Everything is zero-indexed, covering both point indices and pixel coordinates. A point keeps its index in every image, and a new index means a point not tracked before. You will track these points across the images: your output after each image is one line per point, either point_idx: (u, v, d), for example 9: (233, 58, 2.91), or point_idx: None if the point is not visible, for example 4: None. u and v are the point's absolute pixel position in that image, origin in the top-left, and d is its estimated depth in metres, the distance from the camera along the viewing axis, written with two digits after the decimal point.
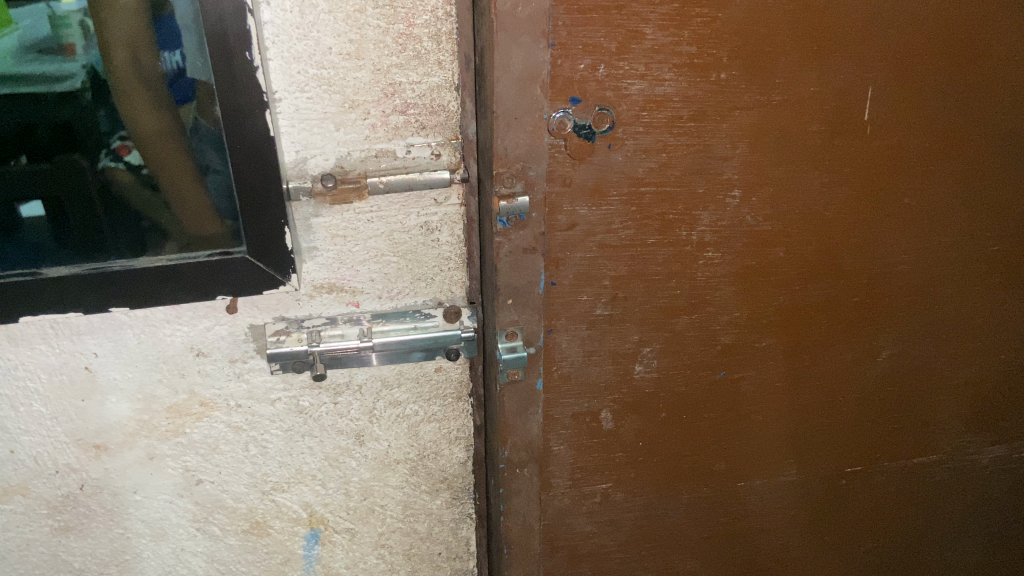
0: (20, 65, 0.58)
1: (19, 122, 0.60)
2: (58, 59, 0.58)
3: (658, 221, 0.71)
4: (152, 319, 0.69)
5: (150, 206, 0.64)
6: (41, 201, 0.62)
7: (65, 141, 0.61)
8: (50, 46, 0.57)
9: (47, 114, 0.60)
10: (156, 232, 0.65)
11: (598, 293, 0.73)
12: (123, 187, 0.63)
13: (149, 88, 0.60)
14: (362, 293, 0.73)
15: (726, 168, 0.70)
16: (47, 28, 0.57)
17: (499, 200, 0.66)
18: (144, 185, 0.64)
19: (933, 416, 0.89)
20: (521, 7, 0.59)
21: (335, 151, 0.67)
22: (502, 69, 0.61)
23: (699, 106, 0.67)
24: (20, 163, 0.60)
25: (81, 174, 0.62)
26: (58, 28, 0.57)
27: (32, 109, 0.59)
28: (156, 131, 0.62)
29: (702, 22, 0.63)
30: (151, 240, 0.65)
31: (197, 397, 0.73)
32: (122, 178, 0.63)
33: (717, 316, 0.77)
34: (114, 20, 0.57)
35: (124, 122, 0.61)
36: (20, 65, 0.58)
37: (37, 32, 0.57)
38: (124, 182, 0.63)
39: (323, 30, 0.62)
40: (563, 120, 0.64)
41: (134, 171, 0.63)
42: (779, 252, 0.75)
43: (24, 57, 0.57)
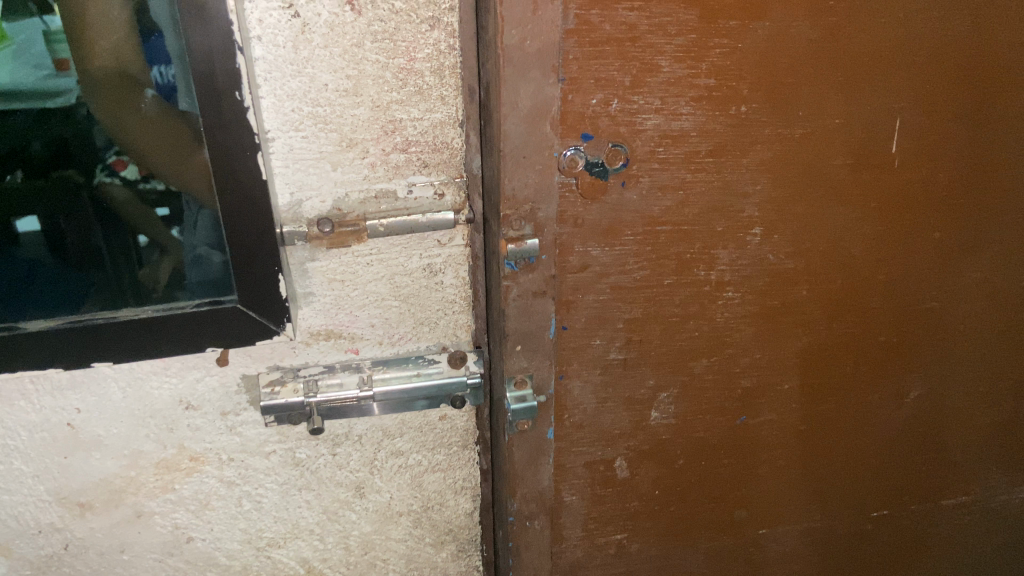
0: (12, 82, 0.54)
1: (14, 138, 0.56)
2: (53, 75, 0.55)
3: (675, 261, 0.67)
4: (138, 372, 0.65)
5: (147, 222, 0.60)
6: (37, 217, 0.58)
7: (59, 156, 0.57)
8: (45, 63, 0.54)
9: (44, 128, 0.56)
10: (153, 248, 0.61)
11: (612, 337, 0.69)
12: (119, 204, 0.59)
13: (145, 105, 0.57)
14: (362, 339, 0.69)
15: (747, 204, 0.66)
16: (41, 44, 0.54)
17: (507, 243, 0.62)
18: (141, 200, 0.59)
19: (964, 457, 0.84)
20: (529, 41, 0.55)
21: (332, 192, 0.63)
22: (510, 105, 0.57)
23: (719, 141, 0.63)
24: (14, 179, 0.57)
25: (76, 190, 0.58)
26: (54, 43, 0.54)
27: (28, 124, 0.56)
28: (152, 148, 0.58)
29: (721, 53, 0.60)
30: (147, 256, 0.61)
31: (187, 452, 0.69)
32: (118, 194, 0.59)
33: (737, 359, 0.73)
34: (116, 30, 0.55)
35: (120, 136, 0.57)
36: (11, 82, 0.54)
37: (32, 49, 0.54)
38: (120, 199, 0.59)
39: (318, 66, 0.58)
40: (575, 158, 0.60)
41: (130, 186, 0.59)
42: (803, 291, 0.71)
43: (16, 74, 0.54)
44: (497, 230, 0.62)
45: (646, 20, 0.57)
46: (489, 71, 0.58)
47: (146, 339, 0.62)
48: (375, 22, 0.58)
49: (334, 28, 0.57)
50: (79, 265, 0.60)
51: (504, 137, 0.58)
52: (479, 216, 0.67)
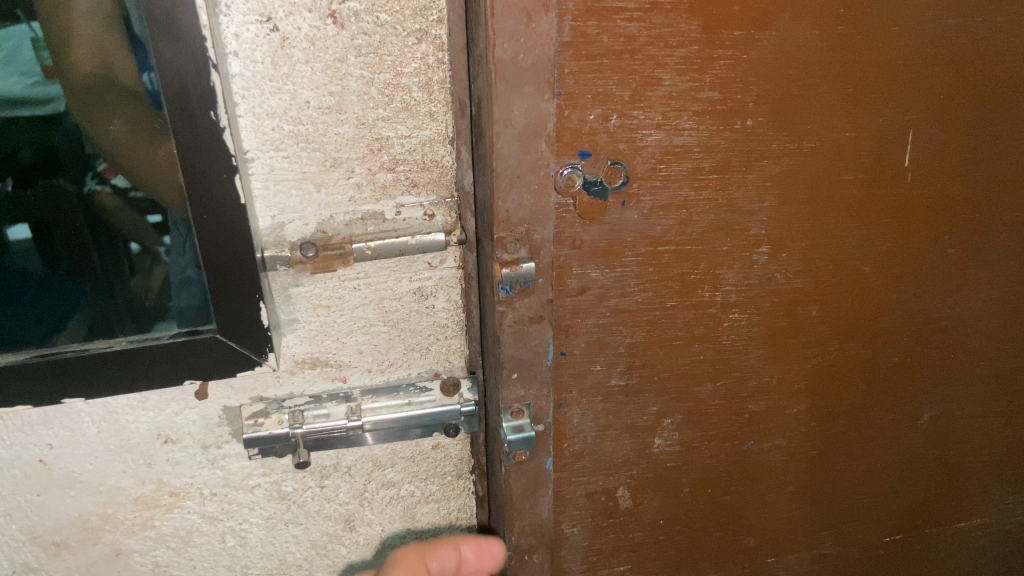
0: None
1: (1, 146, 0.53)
2: (41, 84, 0.52)
3: (678, 282, 0.64)
4: (114, 406, 0.62)
5: (140, 230, 0.56)
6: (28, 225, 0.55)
7: (47, 165, 0.54)
8: (33, 71, 0.51)
9: (32, 136, 0.53)
10: (145, 255, 0.57)
11: (612, 362, 0.65)
12: (109, 212, 0.56)
13: (132, 108, 0.53)
14: (350, 367, 0.65)
15: (753, 222, 0.63)
16: (29, 51, 0.51)
17: (501, 267, 0.58)
18: (132, 208, 0.56)
19: (979, 480, 0.81)
20: (523, 55, 0.52)
21: (316, 214, 0.60)
22: (503, 123, 0.53)
23: (723, 157, 0.60)
24: (3, 188, 0.54)
25: (64, 199, 0.55)
26: (42, 50, 0.51)
27: (14, 132, 0.53)
28: (138, 157, 0.54)
29: (726, 65, 0.56)
30: (139, 264, 0.57)
31: (167, 487, 0.66)
32: (108, 202, 0.56)
33: (743, 382, 0.70)
34: (101, 33, 0.51)
35: (109, 141, 0.54)
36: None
37: (19, 56, 0.51)
38: (111, 206, 0.56)
39: (298, 82, 0.55)
40: (572, 176, 0.57)
41: (120, 194, 0.55)
42: (813, 311, 0.68)
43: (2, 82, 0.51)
44: (491, 253, 0.58)
45: (645, 31, 0.53)
46: (480, 86, 0.55)
47: (120, 371, 0.58)
48: (359, 35, 0.55)
49: (315, 42, 0.54)
50: (68, 274, 0.57)
51: (497, 157, 0.54)
52: (471, 237, 0.64)
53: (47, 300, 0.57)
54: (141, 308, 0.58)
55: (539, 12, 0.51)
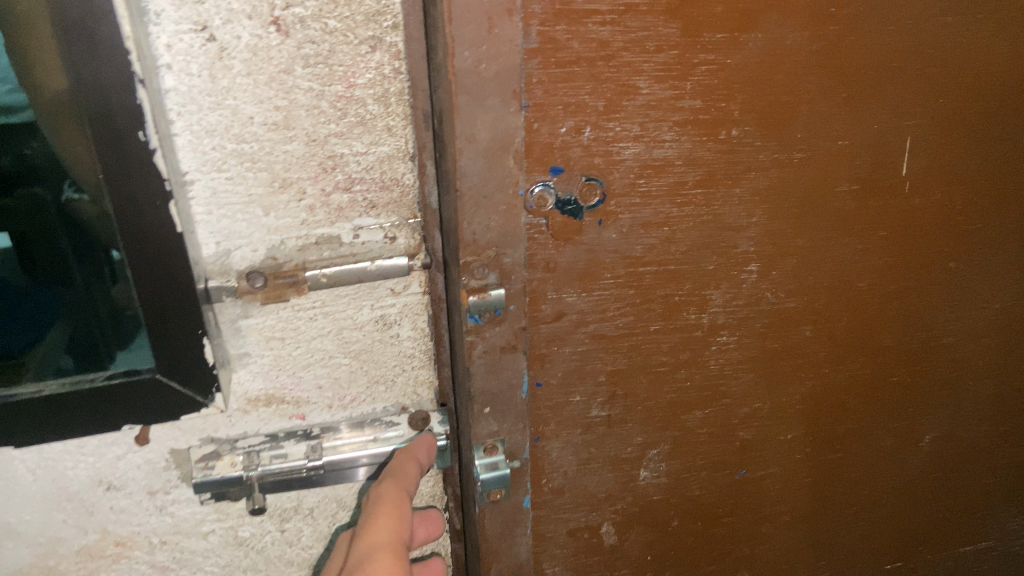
0: None
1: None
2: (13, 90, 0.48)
3: (662, 304, 0.59)
4: (49, 452, 0.56)
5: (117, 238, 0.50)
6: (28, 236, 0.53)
7: (31, 173, 0.50)
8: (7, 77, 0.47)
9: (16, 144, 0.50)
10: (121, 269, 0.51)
11: (593, 392, 0.61)
12: (90, 220, 0.51)
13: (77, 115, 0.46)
14: (308, 403, 0.60)
15: (741, 239, 0.58)
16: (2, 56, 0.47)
17: (468, 295, 0.53)
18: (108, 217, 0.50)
19: (983, 502, 0.77)
20: (485, 64, 0.47)
21: (265, 240, 0.54)
22: (466, 139, 0.48)
23: (708, 170, 0.55)
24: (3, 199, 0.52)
25: (48, 208, 0.51)
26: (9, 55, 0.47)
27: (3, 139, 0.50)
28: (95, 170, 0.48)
29: (708, 71, 0.52)
30: (122, 274, 0.51)
31: (112, 537, 0.61)
32: (88, 211, 0.50)
33: (734, 409, 0.65)
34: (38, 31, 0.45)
35: (68, 150, 0.48)
36: None
37: None
38: (90, 215, 0.50)
39: (240, 97, 0.50)
40: (544, 195, 0.52)
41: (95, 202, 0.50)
42: (807, 332, 0.63)
43: None
44: (457, 278, 0.53)
45: (620, 35, 0.49)
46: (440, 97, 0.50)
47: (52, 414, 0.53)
48: (306, 44, 0.50)
49: (256, 52, 0.49)
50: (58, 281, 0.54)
51: (460, 176, 0.49)
52: (438, 259, 0.59)
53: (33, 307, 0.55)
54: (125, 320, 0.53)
55: (503, 17, 0.46)
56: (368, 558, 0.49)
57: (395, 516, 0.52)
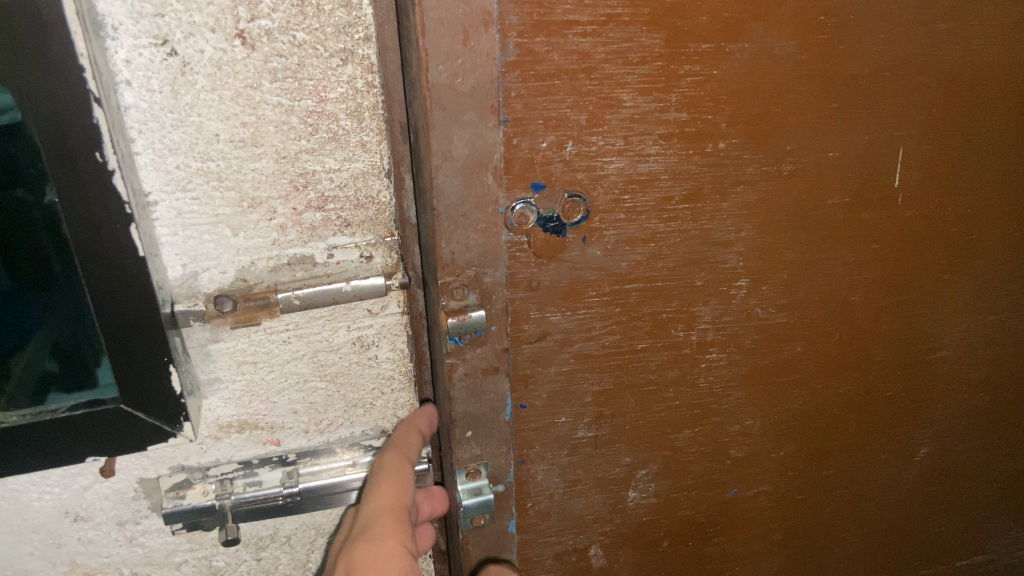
0: None
1: None
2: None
3: (649, 322, 0.57)
4: (11, 485, 0.53)
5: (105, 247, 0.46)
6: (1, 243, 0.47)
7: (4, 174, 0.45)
8: None
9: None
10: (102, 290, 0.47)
11: (579, 413, 0.59)
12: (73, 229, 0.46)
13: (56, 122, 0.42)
14: (283, 429, 0.58)
15: (730, 254, 0.56)
16: None
17: (448, 317, 0.51)
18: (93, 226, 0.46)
19: (978, 516, 0.75)
20: (461, 78, 0.44)
21: (234, 262, 0.52)
22: (441, 155, 0.46)
23: (694, 184, 0.53)
24: None
25: (26, 211, 0.46)
26: None
27: None
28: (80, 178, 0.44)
29: (693, 82, 0.50)
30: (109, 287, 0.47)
31: (81, 569, 0.58)
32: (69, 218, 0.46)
33: (725, 427, 0.63)
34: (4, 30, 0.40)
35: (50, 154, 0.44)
36: None
37: None
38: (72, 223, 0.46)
39: (205, 113, 0.48)
40: (525, 212, 0.50)
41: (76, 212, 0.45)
42: (799, 347, 0.62)
43: None
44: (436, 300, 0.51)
45: (602, 47, 0.47)
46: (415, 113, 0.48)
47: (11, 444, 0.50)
48: (273, 57, 0.47)
49: (221, 67, 0.47)
50: (32, 286, 0.49)
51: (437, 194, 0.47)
52: (416, 275, 0.58)
53: (8, 314, 0.50)
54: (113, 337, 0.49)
55: (479, 29, 0.43)
56: (370, 527, 0.50)
57: (398, 486, 0.53)
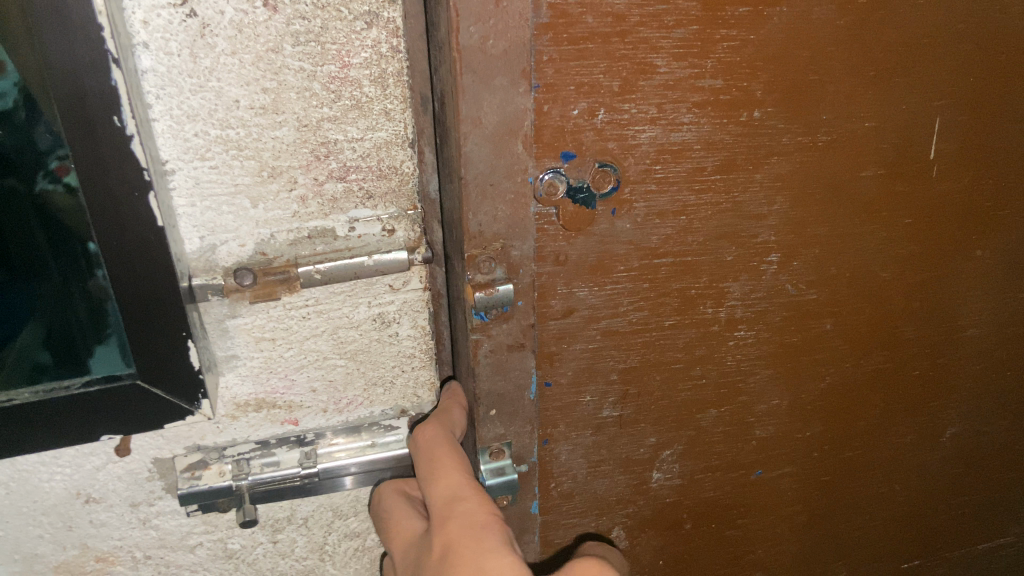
0: None
1: None
2: None
3: (677, 298, 0.56)
4: (22, 465, 0.52)
5: None
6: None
7: None
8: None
9: None
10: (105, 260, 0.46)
11: (604, 392, 0.57)
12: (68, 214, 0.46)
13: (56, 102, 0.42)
14: (302, 408, 0.57)
15: (761, 228, 0.55)
16: None
17: (474, 290, 0.50)
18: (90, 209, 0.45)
19: (1002, 497, 0.74)
20: (492, 40, 0.43)
21: (253, 234, 0.51)
22: (471, 121, 0.45)
23: (728, 154, 0.51)
24: None
25: (15, 202, 0.46)
26: None
27: None
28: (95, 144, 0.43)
29: (729, 47, 0.48)
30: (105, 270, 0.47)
31: (92, 552, 0.56)
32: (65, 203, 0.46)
33: (752, 406, 0.62)
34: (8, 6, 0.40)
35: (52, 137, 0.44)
36: None
37: None
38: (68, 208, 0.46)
39: (225, 78, 0.46)
40: (555, 182, 0.49)
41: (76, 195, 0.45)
42: (828, 326, 0.60)
43: None
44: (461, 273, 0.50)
45: (637, 8, 0.45)
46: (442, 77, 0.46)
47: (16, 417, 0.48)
48: (296, 20, 0.46)
49: (242, 29, 0.45)
50: (22, 279, 0.48)
51: (465, 162, 0.46)
52: (439, 251, 0.56)
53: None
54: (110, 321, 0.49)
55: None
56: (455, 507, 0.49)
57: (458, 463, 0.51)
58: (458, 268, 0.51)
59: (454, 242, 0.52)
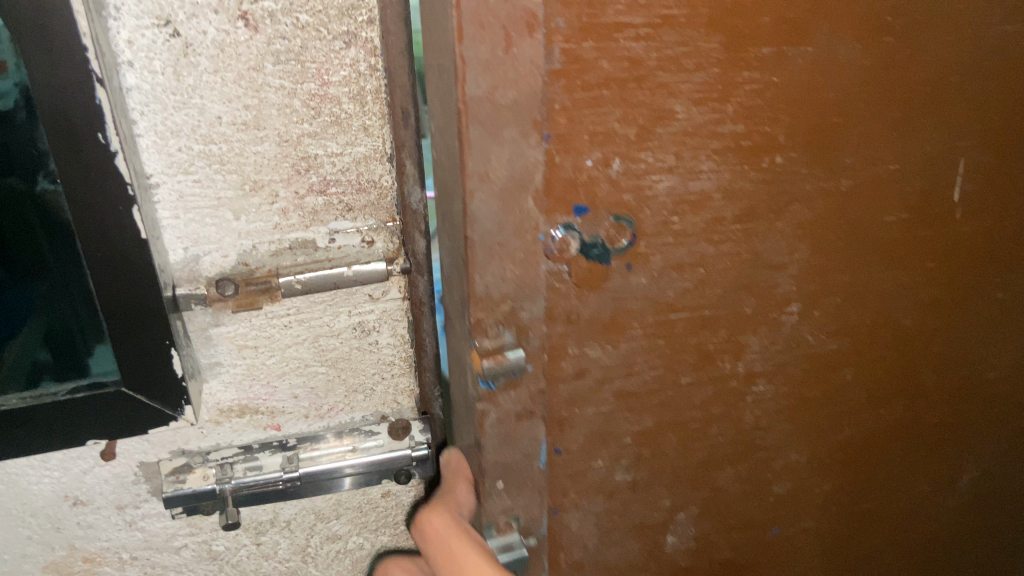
0: None
1: None
2: None
3: (694, 355, 0.56)
4: (12, 468, 0.52)
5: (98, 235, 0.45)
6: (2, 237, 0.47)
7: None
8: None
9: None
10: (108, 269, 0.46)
11: (615, 454, 0.57)
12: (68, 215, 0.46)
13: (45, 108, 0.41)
14: (283, 414, 0.58)
15: (782, 279, 0.56)
16: None
17: (481, 357, 0.47)
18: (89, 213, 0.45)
19: (1002, 535, 0.76)
20: (501, 90, 0.41)
21: (236, 245, 0.51)
22: (478, 176, 0.43)
23: (748, 204, 0.52)
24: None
25: (19, 201, 0.46)
26: None
27: None
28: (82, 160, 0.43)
29: (753, 90, 0.48)
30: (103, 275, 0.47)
31: (80, 553, 0.57)
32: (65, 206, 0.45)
33: (770, 460, 0.63)
34: None
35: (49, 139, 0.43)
36: None
37: None
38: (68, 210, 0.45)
39: (207, 95, 0.46)
40: (566, 238, 0.47)
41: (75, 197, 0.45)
42: (845, 370, 0.62)
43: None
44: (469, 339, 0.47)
45: (649, 53, 0.45)
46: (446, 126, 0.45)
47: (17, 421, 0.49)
48: (276, 39, 0.46)
49: (224, 48, 0.45)
50: (32, 281, 0.48)
51: (472, 221, 0.43)
52: (420, 262, 0.56)
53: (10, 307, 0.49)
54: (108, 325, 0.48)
55: (527, 38, 0.41)
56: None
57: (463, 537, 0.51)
58: (463, 330, 0.50)
59: (456, 303, 0.51)
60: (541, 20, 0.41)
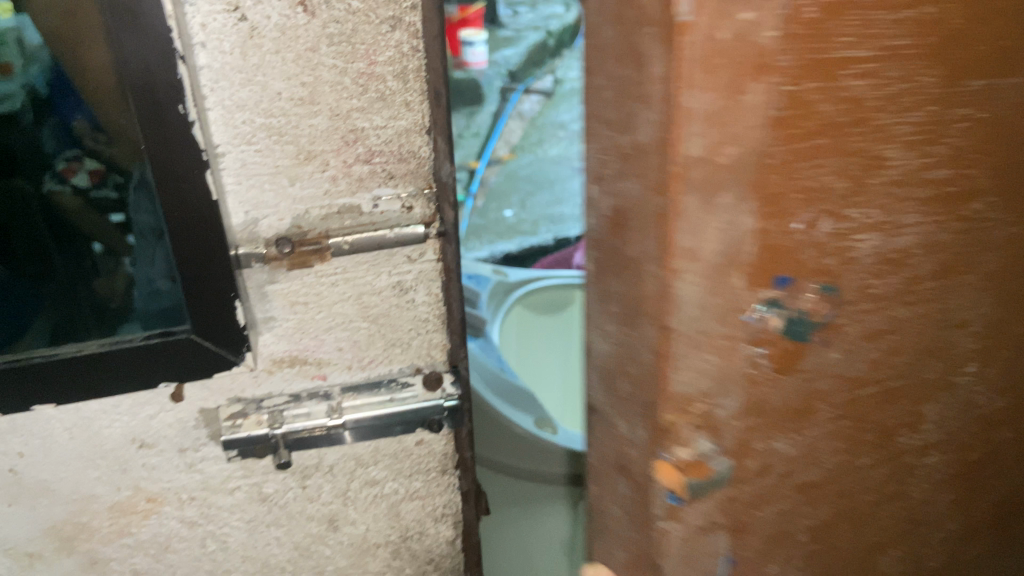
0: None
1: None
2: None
3: (874, 437, 0.47)
4: (86, 411, 0.59)
5: (102, 228, 0.58)
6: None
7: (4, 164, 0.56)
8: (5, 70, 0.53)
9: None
10: (109, 256, 0.59)
11: (790, 557, 0.48)
12: (70, 211, 0.58)
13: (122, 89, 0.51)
14: (329, 365, 0.64)
15: (965, 338, 0.46)
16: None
17: (672, 467, 0.41)
18: (94, 208, 0.58)
19: None
20: (726, 145, 0.35)
21: (291, 210, 0.58)
22: (686, 257, 0.37)
23: (946, 256, 0.43)
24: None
25: (25, 200, 0.57)
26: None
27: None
28: (164, 129, 0.50)
29: (965, 127, 0.40)
30: (105, 264, 0.59)
31: (143, 493, 0.64)
32: (70, 202, 0.58)
33: (930, 539, 0.54)
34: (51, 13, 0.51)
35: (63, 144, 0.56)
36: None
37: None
38: (72, 205, 0.58)
39: (269, 73, 0.53)
40: (769, 315, 0.39)
41: (80, 193, 0.58)
42: (1008, 434, 0.53)
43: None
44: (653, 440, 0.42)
45: (874, 87, 0.36)
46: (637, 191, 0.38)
47: (36, 380, 0.56)
48: (331, 24, 0.53)
49: (285, 31, 0.52)
50: (29, 278, 0.59)
51: (675, 306, 0.38)
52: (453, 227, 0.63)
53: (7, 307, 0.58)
54: (107, 309, 0.59)
55: (744, 78, 0.33)
56: None
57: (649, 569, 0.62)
58: (637, 436, 0.44)
59: (623, 404, 0.45)
60: (770, 63, 0.33)
